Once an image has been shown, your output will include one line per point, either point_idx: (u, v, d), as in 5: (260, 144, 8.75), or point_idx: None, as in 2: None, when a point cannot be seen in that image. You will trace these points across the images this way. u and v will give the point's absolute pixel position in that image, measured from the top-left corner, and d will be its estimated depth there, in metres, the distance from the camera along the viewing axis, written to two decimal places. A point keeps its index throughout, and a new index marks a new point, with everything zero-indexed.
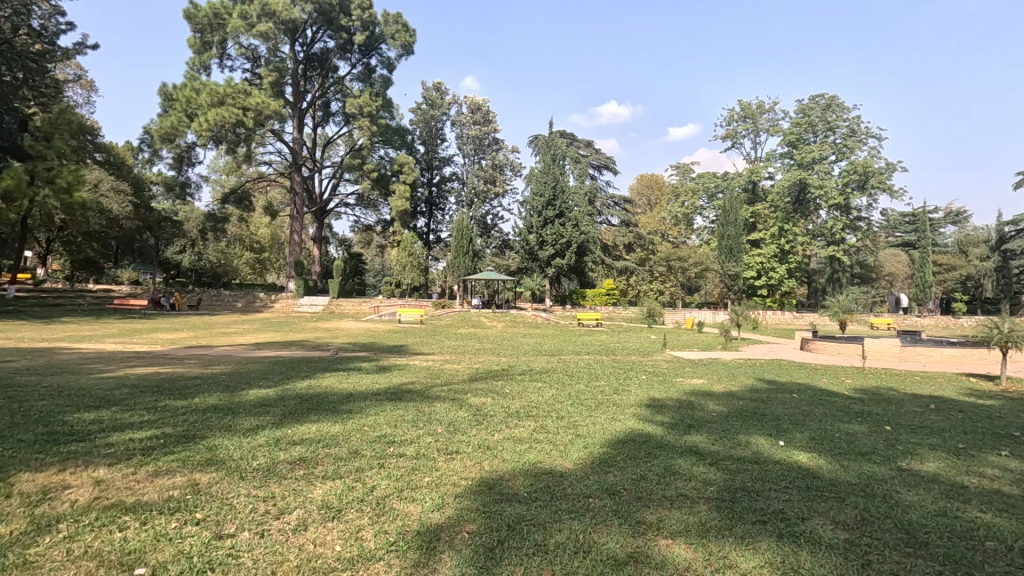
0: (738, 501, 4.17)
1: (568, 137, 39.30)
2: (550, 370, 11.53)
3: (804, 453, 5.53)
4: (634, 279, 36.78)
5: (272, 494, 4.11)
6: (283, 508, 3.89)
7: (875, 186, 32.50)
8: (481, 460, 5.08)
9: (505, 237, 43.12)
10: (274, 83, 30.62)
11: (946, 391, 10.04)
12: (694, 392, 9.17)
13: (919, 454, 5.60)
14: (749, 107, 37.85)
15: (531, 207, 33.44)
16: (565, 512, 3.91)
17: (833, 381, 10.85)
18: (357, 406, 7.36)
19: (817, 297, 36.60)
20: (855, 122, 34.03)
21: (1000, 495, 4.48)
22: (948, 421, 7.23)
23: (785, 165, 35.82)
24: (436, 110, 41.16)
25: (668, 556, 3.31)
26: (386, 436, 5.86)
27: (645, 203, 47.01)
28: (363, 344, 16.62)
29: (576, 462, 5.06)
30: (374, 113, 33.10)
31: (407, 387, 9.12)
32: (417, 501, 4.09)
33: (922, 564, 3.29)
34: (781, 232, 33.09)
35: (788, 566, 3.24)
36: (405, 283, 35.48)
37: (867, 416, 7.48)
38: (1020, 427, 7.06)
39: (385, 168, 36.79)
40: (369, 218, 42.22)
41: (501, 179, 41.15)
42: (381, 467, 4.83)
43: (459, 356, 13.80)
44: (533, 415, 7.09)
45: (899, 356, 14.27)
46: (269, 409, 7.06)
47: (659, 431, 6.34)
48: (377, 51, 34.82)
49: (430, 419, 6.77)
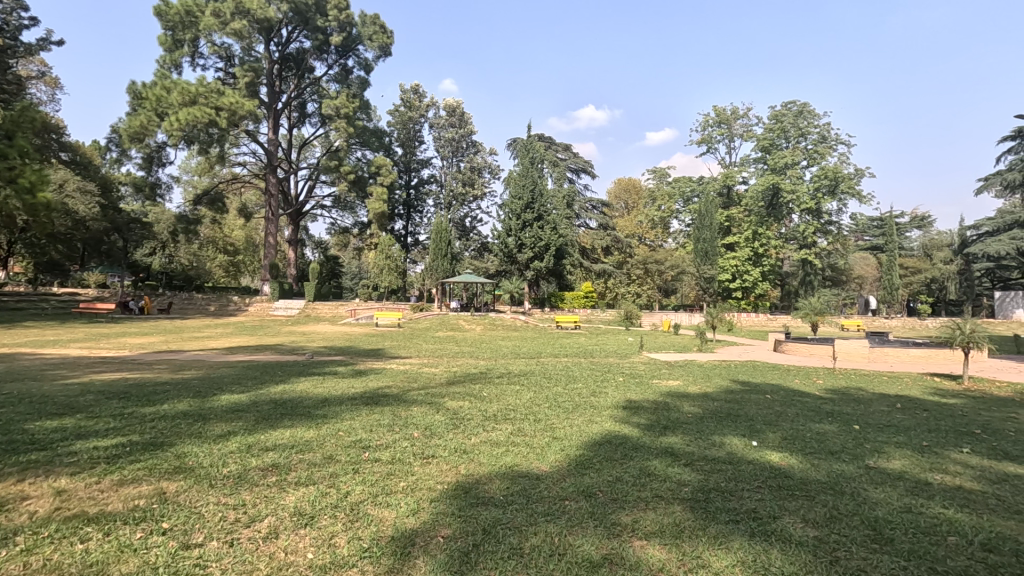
0: (712, 501, 4.21)
1: (545, 141, 39.69)
2: (528, 372, 11.60)
3: (776, 453, 5.61)
4: (613, 281, 37.16)
5: (243, 502, 4.01)
6: (254, 515, 3.80)
7: (845, 190, 33.21)
8: (458, 464, 5.05)
9: (484, 239, 43.25)
10: (250, 83, 30.17)
11: (912, 390, 10.34)
12: (670, 393, 9.33)
13: (886, 453, 5.72)
14: (724, 112, 38.43)
15: (509, 209, 33.40)
16: (541, 515, 3.90)
17: (804, 381, 11.12)
18: (333, 411, 7.23)
19: (790, 300, 37.27)
20: (826, 128, 34.81)
21: (963, 491, 4.61)
22: (914, 420, 7.43)
23: (758, 170, 36.51)
24: (414, 112, 40.97)
25: (643, 557, 3.33)
26: (362, 441, 5.78)
27: (623, 207, 47.19)
28: (339, 347, 16.39)
29: (553, 464, 5.08)
30: (351, 114, 32.71)
31: (385, 391, 9.04)
32: (392, 506, 4.03)
33: (889, 560, 3.35)
34: (755, 235, 33.66)
35: (759, 565, 3.27)
36: (382, 286, 35.22)
37: (836, 415, 7.65)
38: (979, 424, 7.31)
39: (362, 170, 36.42)
40: (346, 219, 41.81)
41: (480, 182, 41.15)
42: (357, 472, 4.77)
43: (436, 359, 13.73)
44: (511, 417, 7.12)
45: (868, 356, 14.65)
46: (242, 415, 6.91)
47: (635, 432, 6.38)
48: (354, 51, 34.51)
49: (407, 422, 6.71)
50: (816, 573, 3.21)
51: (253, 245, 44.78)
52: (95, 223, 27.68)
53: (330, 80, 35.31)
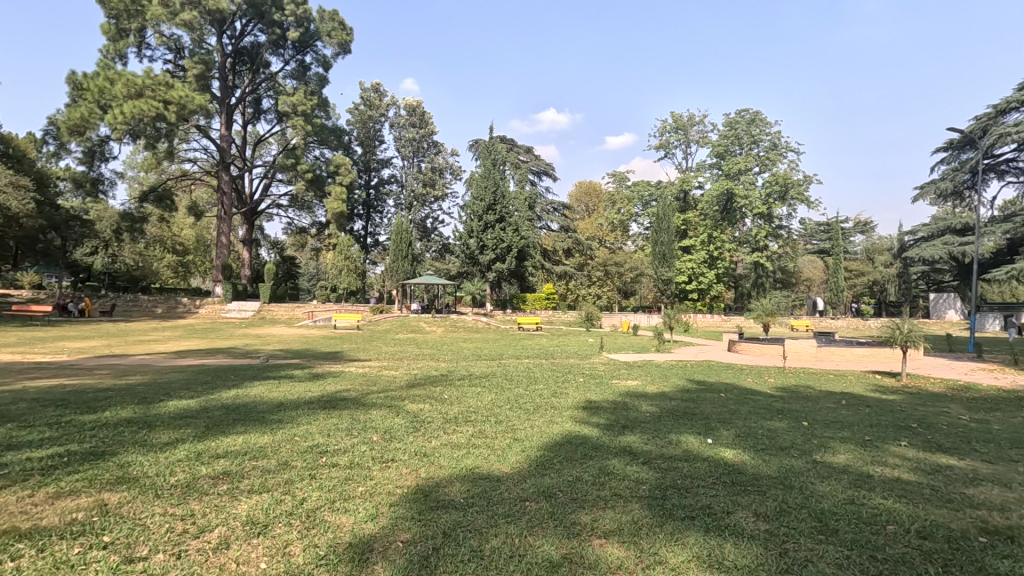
0: (668, 498, 4.30)
1: (508, 143, 39.79)
2: (489, 374, 11.56)
3: (729, 449, 5.78)
4: (573, 283, 37.57)
5: (192, 512, 3.84)
6: (203, 525, 3.65)
7: (795, 197, 34.63)
8: (418, 468, 4.98)
9: (446, 240, 43.01)
10: (200, 76, 29.01)
11: (855, 387, 10.83)
12: (628, 393, 9.48)
13: (832, 447, 5.97)
14: (680, 118, 39.43)
15: (471, 211, 33.34)
16: (501, 517, 3.87)
17: (756, 380, 11.48)
18: (289, 416, 7.01)
19: (743, 301, 38.51)
20: (776, 136, 36.24)
21: (900, 482, 4.86)
22: (857, 416, 7.77)
23: (713, 175, 37.62)
24: (374, 111, 40.36)
25: (602, 556, 3.35)
26: (319, 446, 5.63)
27: (584, 210, 47.68)
28: (295, 350, 15.97)
29: (514, 466, 5.08)
30: (309, 112, 31.92)
31: (343, 395, 8.84)
32: (350, 512, 3.94)
33: (833, 550, 3.49)
34: (711, 239, 34.86)
35: (713, 560, 3.34)
36: (340, 287, 34.53)
37: (786, 412, 7.95)
38: (915, 419, 7.72)
39: (320, 169, 35.64)
40: (304, 219, 40.83)
41: (441, 182, 40.88)
42: (313, 477, 4.64)
43: (395, 362, 13.54)
44: (472, 419, 7.08)
45: (815, 356, 15.28)
46: (191, 421, 6.61)
47: (594, 432, 6.45)
48: (312, 48, 33.73)
49: (366, 426, 6.59)
50: (766, 565, 3.30)
51: (205, 245, 43.10)
52: (30, 220, 26.04)
53: (287, 76, 34.39)
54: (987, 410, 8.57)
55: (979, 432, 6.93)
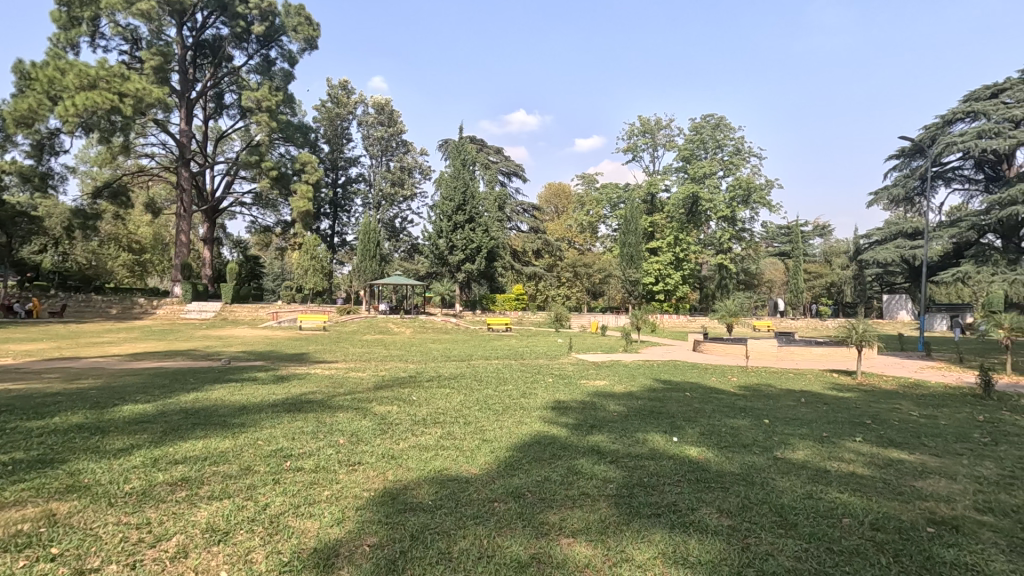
0: (635, 496, 4.36)
1: (477, 143, 39.69)
2: (458, 375, 11.50)
3: (694, 447, 5.90)
4: (543, 284, 37.80)
5: (148, 520, 3.70)
6: (160, 534, 3.51)
7: (757, 201, 35.57)
8: (385, 471, 4.91)
9: (415, 241, 42.65)
10: (158, 68, 28.00)
11: (814, 386, 11.19)
12: (597, 393, 9.56)
13: (792, 444, 6.16)
14: (648, 122, 40.05)
15: (440, 211, 33.16)
16: (470, 518, 3.86)
17: (721, 379, 11.75)
18: (252, 420, 6.83)
19: (708, 302, 39.35)
20: (740, 141, 37.21)
21: (855, 476, 5.05)
22: (815, 413, 8.06)
23: (679, 178, 38.34)
24: (341, 108, 39.72)
25: (570, 554, 3.37)
26: (283, 449, 5.50)
27: (553, 211, 47.96)
28: (258, 352, 15.58)
29: (482, 467, 5.06)
30: (274, 108, 31.16)
31: (309, 397, 8.66)
32: (315, 517, 3.85)
33: (792, 544, 3.59)
34: (676, 241, 35.59)
35: (678, 556, 3.39)
36: (306, 287, 33.84)
37: (748, 410, 8.16)
38: (870, 415, 8.03)
39: (285, 167, 34.87)
40: (268, 217, 39.87)
41: (410, 182, 40.52)
42: (277, 482, 4.52)
43: (363, 364, 13.36)
44: (441, 421, 7.03)
45: (777, 355, 15.74)
46: (148, 427, 6.36)
47: (563, 432, 6.49)
48: (277, 42, 32.97)
49: (332, 429, 6.47)
50: (728, 559, 3.38)
51: (163, 244, 41.62)
52: None
53: (251, 71, 33.52)
54: (934, 405, 9.00)
55: (926, 427, 7.28)
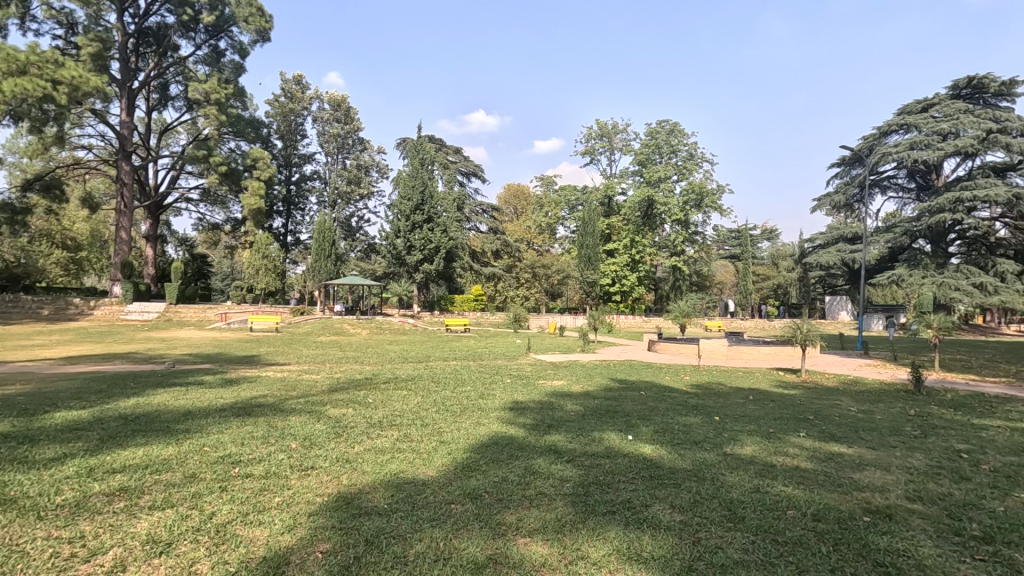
0: (591, 494, 4.40)
1: (436, 142, 39.40)
2: (416, 377, 11.36)
3: (648, 445, 6.01)
4: (501, 285, 37.92)
5: (82, 534, 3.48)
6: (95, 548, 3.31)
7: (709, 205, 36.69)
8: (339, 475, 4.80)
9: (372, 240, 41.94)
10: (96, 55, 26.49)
11: (761, 383, 11.64)
12: (554, 393, 9.63)
13: (740, 440, 6.38)
14: (605, 126, 40.72)
15: (398, 210, 32.71)
16: (426, 521, 3.81)
17: (674, 378, 12.06)
18: (197, 425, 6.53)
19: (663, 303, 40.36)
20: (693, 147, 38.36)
21: (799, 469, 5.27)
22: (763, 410, 8.37)
23: (635, 182, 39.16)
24: (295, 104, 38.66)
25: (526, 554, 3.38)
26: (231, 456, 5.29)
27: (512, 212, 48.12)
28: (205, 354, 14.94)
29: (439, 469, 5.00)
30: (223, 101, 30.01)
31: (259, 401, 8.36)
32: (264, 524, 3.72)
33: (741, 537, 3.71)
34: (632, 243, 36.29)
35: (632, 552, 3.45)
36: (257, 287, 32.75)
37: (700, 408, 8.40)
38: (813, 411, 8.41)
39: (236, 162, 33.62)
40: (217, 215, 38.37)
41: (367, 180, 39.82)
42: (224, 490, 4.34)
43: (317, 366, 13.01)
44: (397, 423, 6.92)
45: (727, 355, 16.29)
46: (82, 434, 5.99)
47: (520, 433, 6.51)
48: (227, 33, 31.77)
49: (284, 433, 6.27)
50: (681, 554, 3.46)
51: (101, 241, 39.37)
52: None
53: (198, 61, 32.16)
54: (871, 401, 9.51)
55: (864, 422, 7.69)
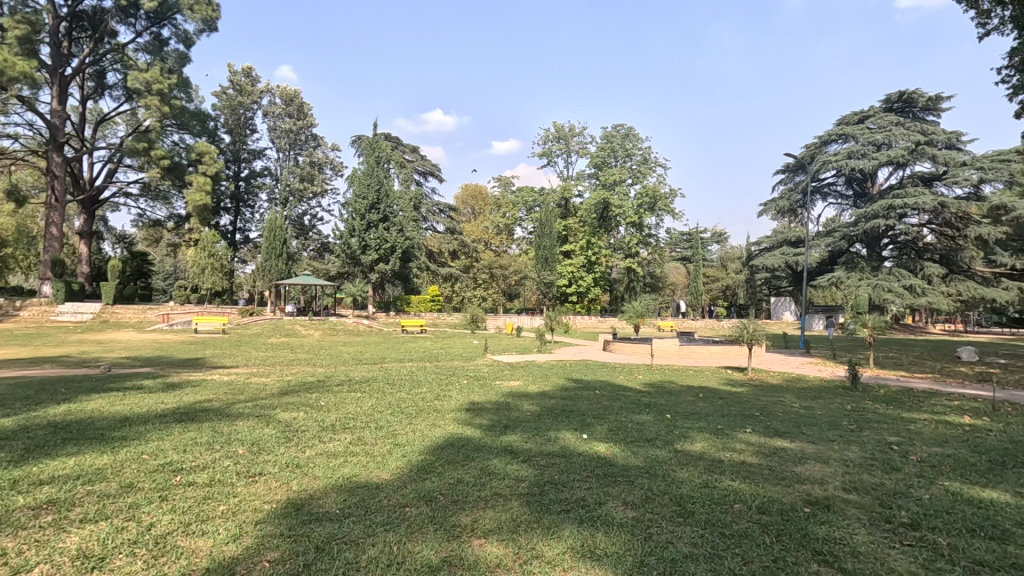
0: (546, 493, 4.42)
1: (393, 141, 38.86)
2: (370, 379, 11.14)
3: (602, 444, 6.09)
4: (458, 286, 37.79)
5: (4, 551, 3.23)
6: (18, 565, 3.07)
7: (662, 208, 37.58)
8: (289, 480, 4.63)
9: (325, 239, 40.92)
10: (23, 38, 24.74)
11: (711, 382, 12.01)
12: (511, 393, 9.62)
13: (690, 437, 6.57)
14: (562, 128, 41.15)
15: (352, 209, 32.05)
16: (379, 525, 3.73)
17: (628, 377, 12.28)
18: (135, 432, 6.19)
19: (618, 304, 41.12)
20: (647, 151, 39.26)
21: (746, 464, 5.45)
22: (712, 407, 8.64)
23: (591, 184, 39.73)
24: (245, 97, 37.27)
25: (481, 555, 3.35)
26: (172, 463, 5.03)
27: (470, 212, 48.02)
28: (144, 357, 14.18)
29: (394, 472, 4.91)
30: (166, 91, 28.59)
31: (204, 406, 7.99)
32: (208, 534, 3.55)
33: (691, 531, 3.80)
34: (588, 244, 36.79)
35: (585, 549, 3.48)
36: (202, 287, 31.40)
37: (653, 407, 8.58)
38: (758, 408, 8.74)
39: (179, 156, 32.10)
40: (159, 211, 36.54)
41: (320, 178, 38.84)
42: (164, 499, 4.12)
43: (266, 368, 12.58)
44: (351, 426, 6.76)
45: (679, 354, 16.76)
46: (5, 444, 5.56)
47: (477, 434, 6.47)
48: (170, 21, 30.28)
49: (230, 438, 6.02)
50: (633, 549, 3.51)
51: (29, 236, 36.80)
52: None
53: (138, 49, 30.53)
54: (812, 398, 9.97)
55: (805, 417, 8.05)
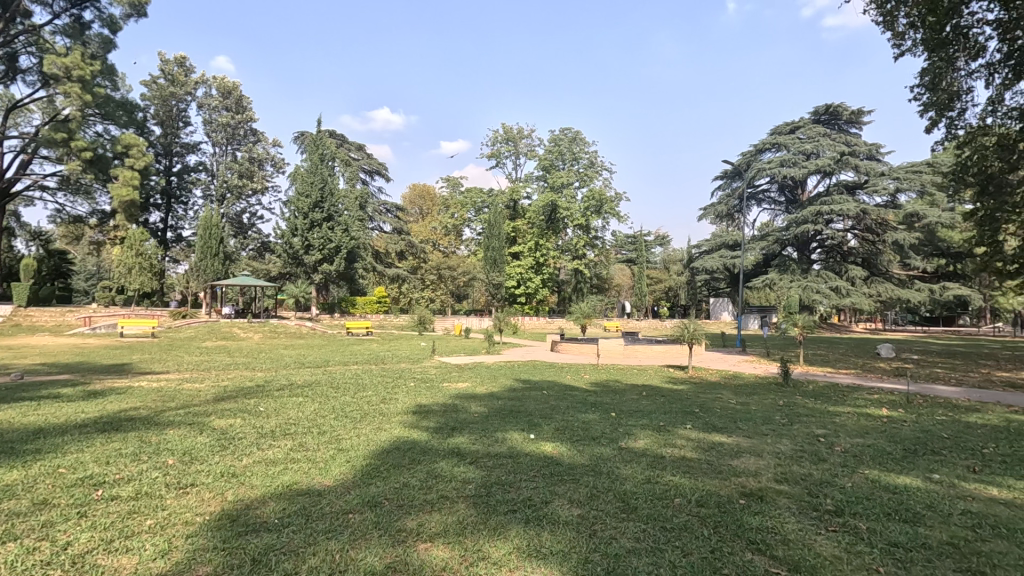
0: (493, 494, 4.40)
1: (338, 138, 37.86)
2: (313, 383, 10.77)
3: (549, 443, 6.13)
4: (405, 287, 37.20)
5: None
6: None
7: (608, 211, 38.35)
8: (224, 491, 4.40)
9: (265, 238, 39.33)
10: None
11: (655, 380, 12.36)
12: (459, 395, 9.55)
13: (634, 434, 6.72)
14: (510, 130, 41.34)
15: (295, 208, 31.00)
16: (321, 533, 3.60)
17: (575, 377, 12.44)
18: (51, 444, 5.72)
19: (565, 304, 41.67)
20: (594, 155, 40.07)
21: (686, 460, 5.63)
22: (655, 405, 8.89)
23: (539, 187, 40.11)
24: (178, 88, 35.34)
25: (427, 560, 3.29)
26: (92, 477, 4.67)
27: (418, 213, 47.51)
28: (63, 364, 13.18)
29: (337, 478, 4.76)
30: (88, 78, 26.67)
31: (129, 414, 7.49)
32: (133, 551, 3.32)
33: (634, 526, 3.88)
34: (537, 246, 37.11)
35: (532, 549, 3.49)
36: (129, 288, 29.49)
37: (599, 405, 8.72)
38: (698, 405, 9.06)
39: (103, 148, 30.00)
40: (81, 206, 34.02)
41: (261, 174, 37.32)
42: (83, 516, 3.82)
43: (201, 373, 11.94)
44: (291, 432, 6.51)
45: (624, 353, 17.16)
46: None
47: (424, 436, 6.37)
48: (93, 3, 28.28)
49: (159, 448, 5.67)
50: (578, 547, 3.54)
51: None
52: None
53: (56, 32, 28.34)
54: (747, 394, 10.44)
55: (741, 412, 8.41)
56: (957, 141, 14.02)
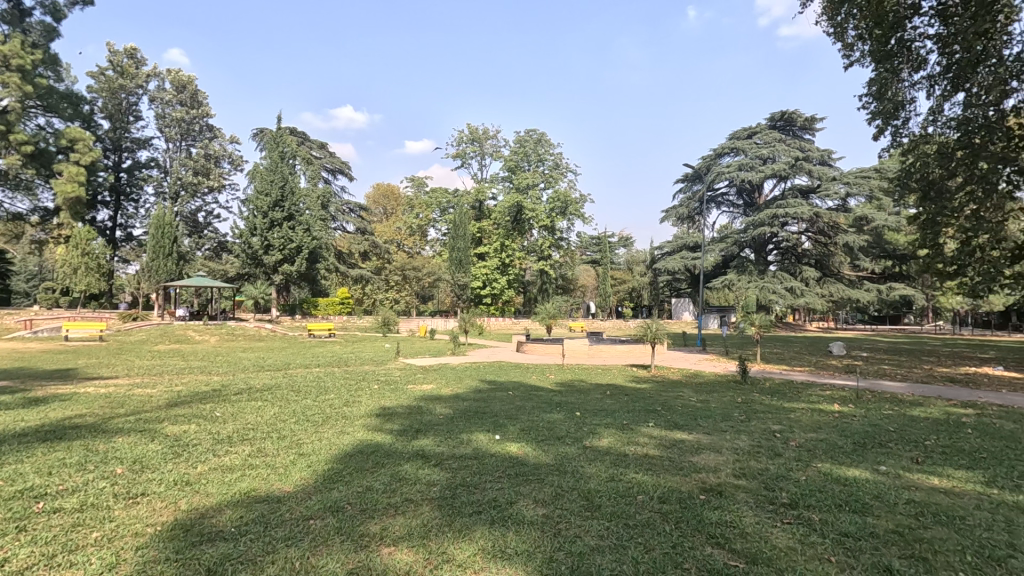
0: (458, 496, 4.36)
1: (299, 136, 37.01)
2: (273, 386, 10.47)
3: (514, 444, 6.12)
4: (369, 288, 36.63)
5: None
6: None
7: (573, 212, 38.67)
8: (177, 500, 4.22)
9: (222, 238, 38.06)
10: None
11: (618, 379, 12.52)
12: (424, 397, 9.46)
13: (599, 433, 6.79)
14: (475, 131, 41.25)
15: (254, 207, 30.13)
16: (281, 541, 3.50)
17: (540, 377, 12.49)
18: None
19: (531, 305, 41.80)
20: (559, 156, 40.37)
21: (648, 457, 5.72)
22: (618, 404, 9.00)
23: (505, 187, 40.16)
24: (127, 80, 33.86)
25: (390, 564, 3.24)
26: (31, 489, 4.40)
27: (382, 213, 46.88)
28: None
29: (297, 483, 4.63)
30: (28, 68, 25.26)
31: (74, 423, 7.09)
32: (78, 565, 3.15)
33: (598, 524, 3.91)
34: (502, 247, 37.12)
35: (496, 549, 3.47)
36: (75, 289, 28.05)
37: (564, 405, 8.77)
38: (661, 403, 9.23)
39: (46, 142, 28.46)
40: (21, 202, 32.17)
41: (217, 172, 36.10)
42: (22, 531, 3.59)
43: (153, 378, 11.44)
44: (249, 437, 6.31)
45: (588, 353, 17.34)
46: None
47: (388, 439, 6.27)
48: None
49: (107, 457, 5.39)
50: (543, 546, 3.55)
51: None
52: None
53: None
54: (707, 392, 10.69)
55: (701, 410, 8.60)
56: (901, 148, 14.75)
